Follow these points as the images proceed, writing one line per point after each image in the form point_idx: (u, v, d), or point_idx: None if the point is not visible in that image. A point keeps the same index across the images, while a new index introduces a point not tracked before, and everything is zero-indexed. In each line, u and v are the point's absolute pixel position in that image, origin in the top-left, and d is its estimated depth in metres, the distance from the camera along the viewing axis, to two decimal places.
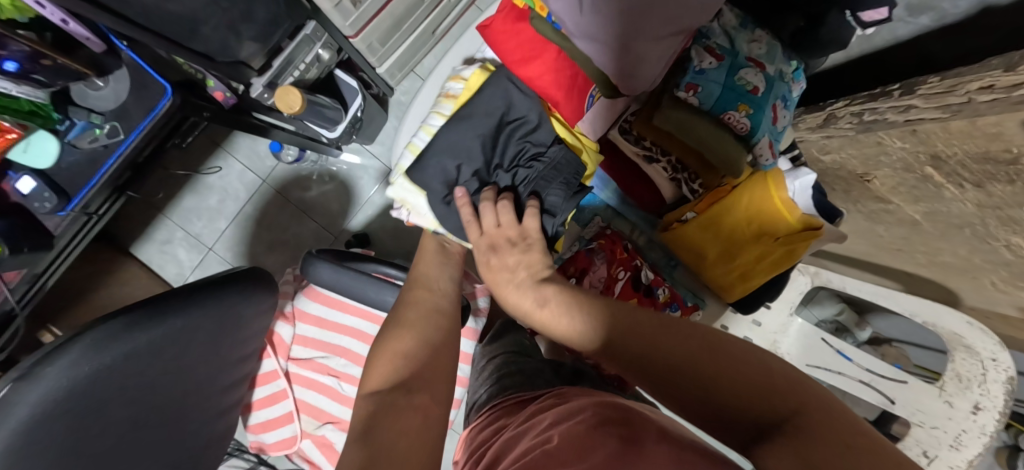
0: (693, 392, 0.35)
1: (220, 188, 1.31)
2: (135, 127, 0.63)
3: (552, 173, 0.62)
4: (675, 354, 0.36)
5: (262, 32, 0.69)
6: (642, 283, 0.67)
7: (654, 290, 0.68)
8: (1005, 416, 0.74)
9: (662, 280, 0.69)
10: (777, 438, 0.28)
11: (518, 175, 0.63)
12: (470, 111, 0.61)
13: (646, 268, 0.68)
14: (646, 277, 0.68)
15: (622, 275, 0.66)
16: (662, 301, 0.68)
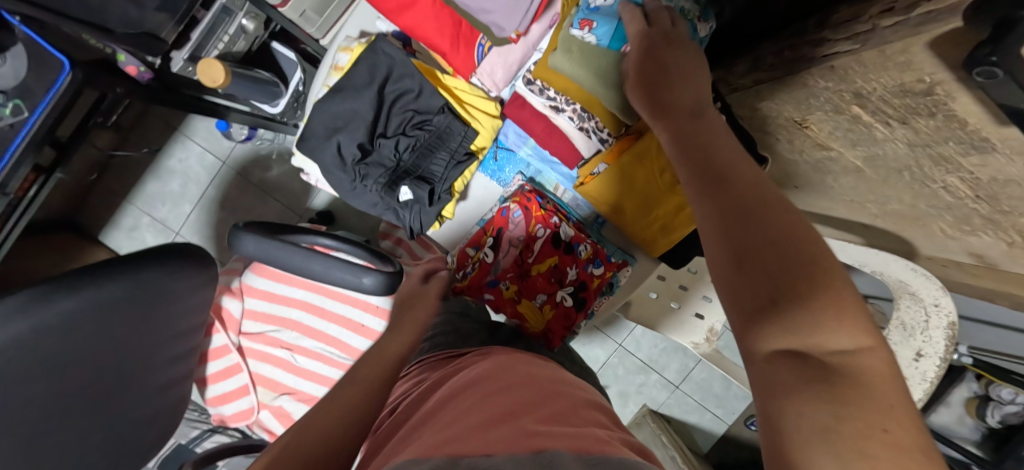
0: (777, 254, 0.24)
1: (181, 171, 1.31)
2: (40, 104, 0.61)
3: (436, 141, 0.64)
4: (788, 224, 0.26)
5: (167, 1, 0.67)
6: (561, 240, 0.67)
7: (575, 247, 0.68)
8: (947, 362, 0.74)
9: (584, 236, 0.68)
10: (827, 383, 0.21)
11: (401, 142, 0.64)
12: (360, 72, 0.61)
13: (566, 225, 0.68)
14: (566, 234, 0.68)
15: (541, 232, 0.68)
16: (584, 258, 0.68)
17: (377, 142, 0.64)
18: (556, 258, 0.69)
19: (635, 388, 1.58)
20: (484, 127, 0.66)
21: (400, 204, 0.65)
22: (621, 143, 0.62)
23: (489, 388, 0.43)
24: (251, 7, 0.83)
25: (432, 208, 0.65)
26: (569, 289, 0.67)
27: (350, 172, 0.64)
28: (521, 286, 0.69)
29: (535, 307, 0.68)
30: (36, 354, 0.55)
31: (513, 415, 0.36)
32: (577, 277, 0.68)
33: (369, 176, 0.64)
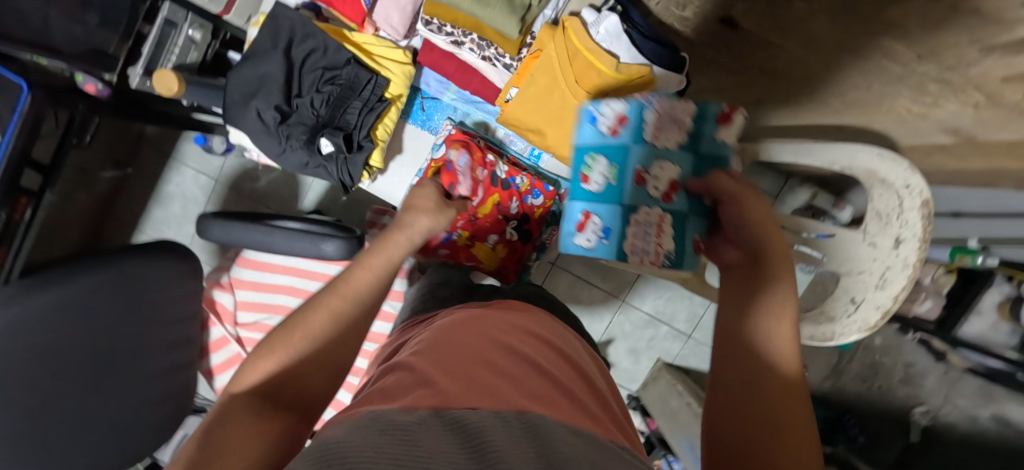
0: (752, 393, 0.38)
1: (179, 194, 1.40)
2: (9, 125, 0.68)
3: (347, 91, 0.67)
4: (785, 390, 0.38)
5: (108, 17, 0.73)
6: (498, 178, 0.76)
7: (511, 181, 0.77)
8: (927, 243, 0.69)
9: (518, 171, 0.78)
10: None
11: (317, 99, 0.68)
12: (266, 38, 0.65)
13: (500, 162, 0.76)
14: (502, 172, 0.76)
15: (482, 173, 0.74)
16: (522, 191, 0.78)
17: (294, 103, 0.68)
18: (497, 197, 0.77)
19: (646, 343, 1.56)
20: (396, 73, 0.70)
21: (324, 156, 0.68)
22: (526, 65, 0.69)
23: (472, 342, 0.47)
24: (194, 19, 0.88)
25: (355, 155, 0.68)
26: (514, 224, 0.79)
27: (274, 134, 0.68)
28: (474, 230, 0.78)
29: (489, 248, 0.79)
30: (26, 339, 0.61)
31: (488, 370, 0.41)
32: (519, 212, 0.80)
33: (292, 135, 0.67)
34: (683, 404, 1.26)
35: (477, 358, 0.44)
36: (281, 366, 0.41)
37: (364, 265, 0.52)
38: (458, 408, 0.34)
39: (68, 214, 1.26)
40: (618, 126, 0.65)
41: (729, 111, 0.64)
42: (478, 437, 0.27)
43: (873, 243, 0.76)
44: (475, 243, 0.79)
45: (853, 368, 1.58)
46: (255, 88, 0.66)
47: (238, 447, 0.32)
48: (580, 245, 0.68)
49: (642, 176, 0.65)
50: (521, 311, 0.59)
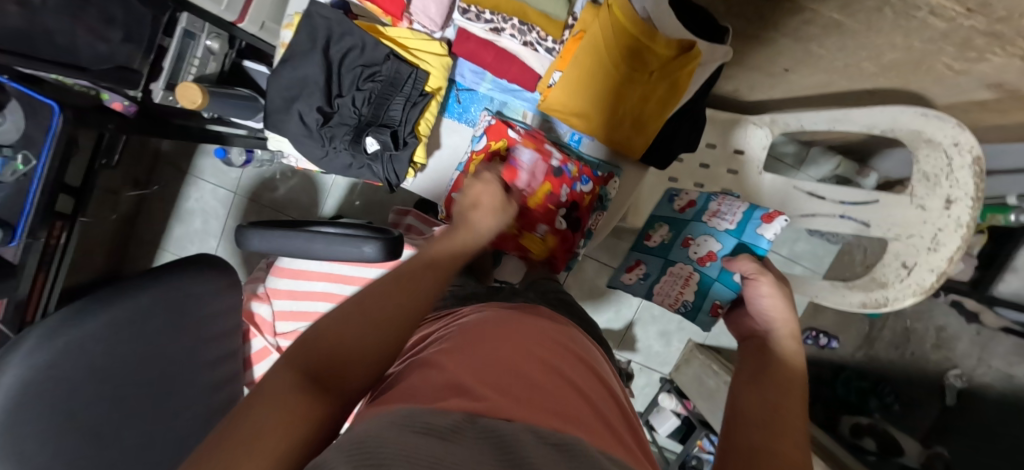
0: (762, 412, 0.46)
1: (200, 209, 1.39)
2: (43, 150, 0.68)
3: (389, 87, 0.66)
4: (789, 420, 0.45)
5: (130, 33, 0.72)
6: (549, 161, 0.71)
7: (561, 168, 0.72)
8: (979, 201, 0.69)
9: (566, 156, 0.74)
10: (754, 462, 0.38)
11: (358, 98, 0.67)
12: (303, 38, 0.64)
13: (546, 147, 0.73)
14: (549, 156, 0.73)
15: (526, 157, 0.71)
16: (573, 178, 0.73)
17: (336, 103, 0.67)
18: (548, 184, 0.72)
19: (676, 325, 1.55)
20: (435, 67, 0.68)
21: (369, 155, 0.69)
22: (568, 47, 0.66)
23: (503, 347, 0.49)
24: (211, 28, 0.87)
25: (401, 153, 0.69)
26: (565, 210, 0.74)
27: (319, 136, 0.67)
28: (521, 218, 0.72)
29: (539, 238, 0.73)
30: (85, 361, 0.61)
31: (516, 381, 0.42)
32: (568, 198, 0.74)
33: (336, 137, 0.68)
34: (720, 383, 1.24)
35: (506, 366, 0.45)
36: (375, 296, 0.44)
37: (443, 244, 0.55)
38: (490, 417, 0.35)
39: (94, 236, 1.26)
40: (687, 208, 0.97)
41: (774, 215, 0.83)
42: (515, 453, 0.29)
43: (921, 206, 0.75)
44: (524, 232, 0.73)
45: (885, 336, 1.60)
46: (297, 91, 0.65)
47: (339, 365, 0.37)
48: (625, 280, 1.05)
49: (688, 241, 0.94)
50: (549, 321, 0.60)
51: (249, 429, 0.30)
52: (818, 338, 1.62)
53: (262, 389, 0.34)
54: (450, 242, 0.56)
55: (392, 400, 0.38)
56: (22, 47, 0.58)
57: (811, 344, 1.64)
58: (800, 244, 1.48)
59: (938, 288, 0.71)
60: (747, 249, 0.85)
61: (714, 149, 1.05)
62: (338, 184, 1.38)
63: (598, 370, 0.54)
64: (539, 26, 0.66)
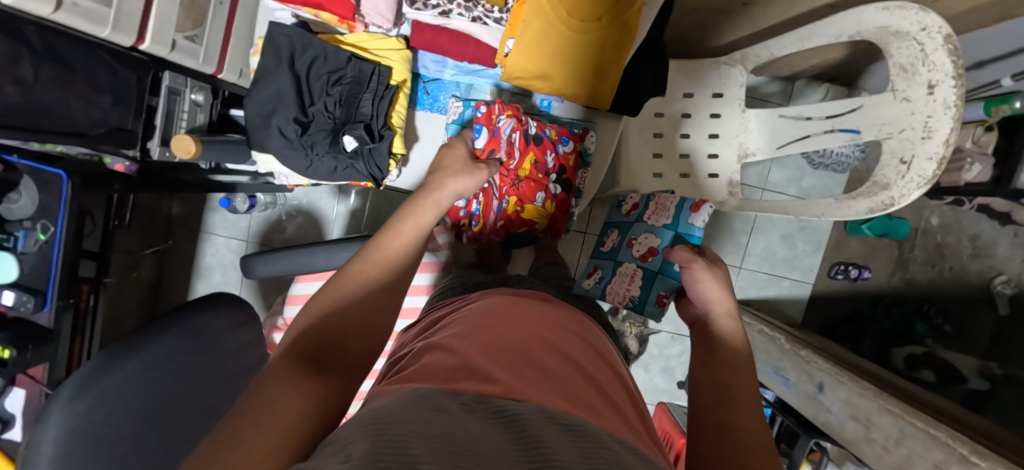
0: (723, 393, 0.50)
1: (217, 263, 1.45)
2: (57, 217, 0.72)
3: (357, 86, 0.70)
4: (748, 390, 0.50)
5: (119, 97, 0.77)
6: (532, 135, 0.78)
7: (541, 135, 0.79)
8: (961, 78, 0.67)
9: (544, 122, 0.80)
10: (727, 447, 0.42)
11: (330, 101, 0.71)
12: (270, 57, 0.68)
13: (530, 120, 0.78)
14: (532, 128, 0.78)
15: (516, 135, 0.77)
16: (553, 141, 0.80)
17: (310, 111, 0.71)
18: (533, 153, 0.79)
19: None
20: (396, 61, 0.73)
21: (350, 153, 0.73)
22: (515, 13, 0.66)
23: (516, 334, 0.47)
24: (193, 82, 0.92)
25: (378, 145, 0.74)
26: (555, 177, 0.81)
27: (300, 146, 0.71)
28: (519, 195, 0.80)
29: (539, 206, 0.82)
30: (118, 403, 0.64)
31: (527, 363, 0.41)
32: (557, 163, 0.81)
33: (317, 143, 0.72)
34: (755, 335, 1.31)
35: (517, 349, 0.44)
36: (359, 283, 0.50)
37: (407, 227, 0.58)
38: (505, 397, 0.34)
39: (123, 303, 1.32)
40: (632, 211, 0.99)
41: (701, 203, 0.88)
42: (530, 434, 0.27)
43: (907, 99, 0.74)
44: (525, 205, 0.81)
45: (918, 255, 1.52)
46: (272, 107, 0.69)
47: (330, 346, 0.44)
48: (584, 285, 0.90)
49: (633, 240, 0.93)
50: (540, 302, 0.62)
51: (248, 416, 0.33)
52: (847, 272, 1.55)
53: (263, 382, 0.38)
54: (417, 221, 0.59)
55: (407, 380, 0.38)
56: (23, 120, 0.64)
57: (841, 279, 1.57)
58: (806, 178, 1.46)
59: (942, 175, 0.69)
60: (684, 240, 0.87)
61: (692, 97, 1.05)
62: (341, 214, 1.42)
63: (600, 350, 0.55)
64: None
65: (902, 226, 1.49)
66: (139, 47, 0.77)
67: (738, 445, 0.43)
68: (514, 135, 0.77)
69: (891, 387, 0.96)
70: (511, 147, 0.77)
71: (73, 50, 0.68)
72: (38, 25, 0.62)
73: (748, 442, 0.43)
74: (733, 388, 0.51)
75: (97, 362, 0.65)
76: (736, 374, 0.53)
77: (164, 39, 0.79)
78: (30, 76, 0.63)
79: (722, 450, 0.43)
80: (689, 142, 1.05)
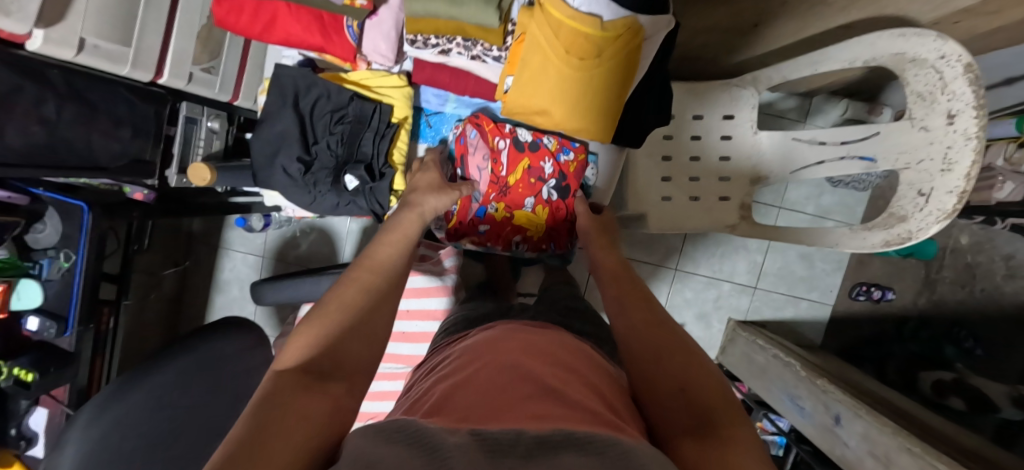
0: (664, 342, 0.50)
1: (234, 278, 1.49)
2: (78, 246, 0.76)
3: (358, 125, 0.73)
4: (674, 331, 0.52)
5: (138, 129, 0.80)
6: (524, 142, 0.86)
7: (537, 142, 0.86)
8: (983, 109, 0.64)
9: (544, 132, 0.88)
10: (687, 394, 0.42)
11: (332, 141, 0.74)
12: (274, 96, 0.71)
13: (525, 129, 0.86)
14: (527, 136, 0.86)
15: (502, 142, 0.85)
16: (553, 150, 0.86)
17: (313, 150, 0.73)
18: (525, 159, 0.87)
19: (712, 305, 1.52)
20: (398, 98, 0.76)
21: (350, 190, 0.75)
22: (513, 50, 0.66)
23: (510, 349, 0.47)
24: (208, 109, 0.95)
25: (378, 184, 0.76)
26: (552, 182, 0.87)
27: (303, 180, 0.73)
28: (508, 200, 0.88)
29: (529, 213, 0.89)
30: (128, 428, 0.66)
31: (511, 385, 0.38)
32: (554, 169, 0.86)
33: (319, 181, 0.73)
34: (770, 358, 1.25)
35: (501, 361, 0.43)
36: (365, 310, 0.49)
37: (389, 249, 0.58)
38: (491, 416, 0.31)
39: (145, 318, 1.37)
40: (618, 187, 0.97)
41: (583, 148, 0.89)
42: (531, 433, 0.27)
43: (925, 128, 0.71)
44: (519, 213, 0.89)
45: (947, 275, 1.45)
46: (276, 146, 0.71)
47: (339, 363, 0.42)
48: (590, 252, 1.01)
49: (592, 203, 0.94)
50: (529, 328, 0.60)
51: (258, 440, 0.29)
52: (870, 293, 1.47)
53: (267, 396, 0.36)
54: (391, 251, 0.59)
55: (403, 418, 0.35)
56: (46, 157, 0.67)
57: (863, 300, 1.50)
58: (827, 196, 1.41)
59: (963, 209, 0.66)
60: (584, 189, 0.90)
61: (703, 119, 1.02)
62: (353, 231, 1.45)
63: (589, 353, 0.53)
64: (482, 38, 0.66)
65: (929, 245, 1.41)
66: (157, 81, 0.81)
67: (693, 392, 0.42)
68: (500, 143, 0.85)
69: (911, 422, 0.92)
70: (490, 153, 0.86)
71: (94, 88, 0.71)
72: (59, 68, 0.65)
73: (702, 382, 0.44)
74: (668, 331, 0.52)
75: (112, 388, 0.67)
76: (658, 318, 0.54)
77: (181, 72, 0.83)
78: (53, 115, 0.66)
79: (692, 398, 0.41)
80: (699, 165, 1.03)
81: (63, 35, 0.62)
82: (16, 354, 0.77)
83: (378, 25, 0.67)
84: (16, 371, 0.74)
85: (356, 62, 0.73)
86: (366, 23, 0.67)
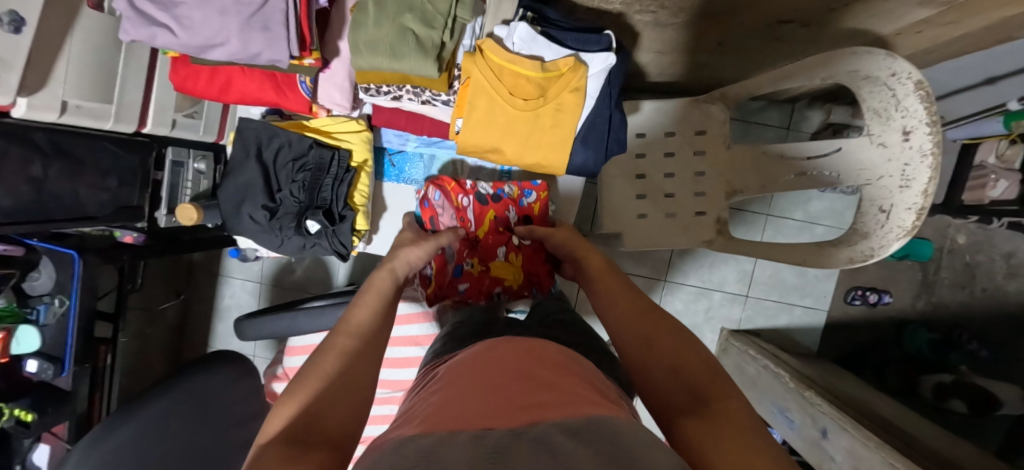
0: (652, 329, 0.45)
1: (234, 305, 1.54)
2: (71, 292, 0.80)
3: (318, 172, 0.77)
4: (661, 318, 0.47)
5: (124, 176, 0.85)
6: (486, 195, 0.90)
7: (497, 195, 0.92)
8: (936, 125, 0.63)
9: (500, 184, 0.93)
10: (690, 395, 0.37)
11: (294, 187, 0.78)
12: (240, 147, 0.77)
13: (482, 184, 0.91)
14: (485, 190, 0.91)
15: (465, 199, 0.88)
16: (513, 197, 0.92)
17: (278, 197, 0.78)
18: (489, 212, 0.90)
19: (704, 315, 1.51)
20: (357, 143, 0.81)
21: (313, 233, 0.79)
22: (461, 94, 0.67)
23: (500, 346, 0.43)
24: (194, 152, 1.00)
25: (340, 226, 0.79)
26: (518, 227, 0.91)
27: (272, 224, 0.78)
28: (481, 253, 0.88)
29: (505, 261, 0.88)
30: None
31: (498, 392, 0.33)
32: (517, 214, 0.92)
33: (284, 225, 0.78)
34: (760, 369, 1.24)
35: (487, 358, 0.39)
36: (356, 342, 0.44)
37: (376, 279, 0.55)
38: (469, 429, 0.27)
39: (149, 350, 1.42)
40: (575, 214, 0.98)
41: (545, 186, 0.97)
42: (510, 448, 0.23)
43: (883, 144, 0.71)
44: (493, 264, 0.88)
45: (946, 276, 1.42)
46: (241, 197, 0.77)
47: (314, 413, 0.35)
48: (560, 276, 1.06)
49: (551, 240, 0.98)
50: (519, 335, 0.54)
51: None
52: (865, 297, 1.45)
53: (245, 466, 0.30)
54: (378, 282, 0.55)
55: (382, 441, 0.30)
56: (36, 214, 0.71)
57: (859, 305, 1.47)
58: (815, 202, 1.39)
59: (921, 226, 0.66)
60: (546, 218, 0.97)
61: (674, 136, 1.03)
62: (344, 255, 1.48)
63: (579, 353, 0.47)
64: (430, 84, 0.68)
65: (924, 247, 1.37)
66: (142, 130, 0.87)
67: (686, 390, 0.38)
68: (461, 199, 0.88)
69: (894, 435, 0.90)
70: (455, 208, 0.87)
71: (78, 144, 0.75)
72: (43, 130, 0.70)
73: (700, 373, 0.39)
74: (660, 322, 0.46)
75: (101, 429, 0.71)
76: (642, 303, 0.50)
77: (164, 119, 0.89)
78: (40, 174, 0.70)
79: (694, 400, 0.36)
80: (673, 181, 1.03)
81: (46, 101, 0.66)
82: (15, 396, 0.80)
83: (331, 77, 0.71)
84: (16, 412, 0.79)
85: (314, 110, 0.78)
86: (319, 77, 0.72)
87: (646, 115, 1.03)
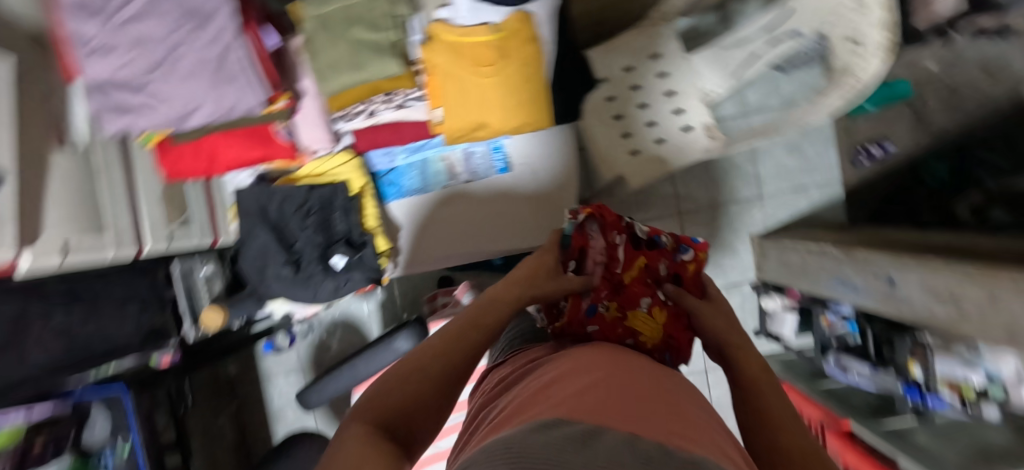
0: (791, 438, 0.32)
1: (286, 402, 1.52)
2: (130, 427, 0.80)
3: (327, 211, 0.93)
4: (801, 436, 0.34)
5: (143, 302, 0.86)
6: (643, 238, 0.58)
7: (656, 239, 0.59)
8: None
9: (660, 229, 0.60)
10: None
11: (307, 237, 0.92)
12: (247, 222, 0.91)
13: (639, 224, 0.60)
14: (642, 233, 0.59)
15: (620, 238, 0.57)
16: (670, 249, 0.59)
17: (296, 249, 0.91)
18: (643, 258, 0.57)
19: (728, 230, 1.52)
20: (349, 172, 0.93)
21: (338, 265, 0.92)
22: (430, 85, 0.79)
23: (590, 359, 0.34)
24: (200, 256, 0.98)
25: (363, 251, 0.93)
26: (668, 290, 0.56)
27: (290, 267, 0.90)
28: (622, 304, 0.51)
29: (646, 316, 0.51)
30: None
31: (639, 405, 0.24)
32: (670, 271, 0.57)
33: (311, 270, 0.91)
34: (804, 254, 1.23)
35: (574, 370, 0.31)
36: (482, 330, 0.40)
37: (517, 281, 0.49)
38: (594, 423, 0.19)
39: None
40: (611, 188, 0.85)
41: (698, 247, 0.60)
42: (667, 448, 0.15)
43: None
44: (629, 314, 0.50)
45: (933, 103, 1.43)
46: (263, 262, 0.89)
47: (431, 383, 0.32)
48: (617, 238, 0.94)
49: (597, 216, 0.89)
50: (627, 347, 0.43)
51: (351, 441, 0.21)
52: (869, 152, 1.46)
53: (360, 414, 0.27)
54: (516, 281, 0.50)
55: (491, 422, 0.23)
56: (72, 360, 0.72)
57: (866, 162, 1.48)
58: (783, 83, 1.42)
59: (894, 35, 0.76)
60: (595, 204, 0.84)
61: (634, 69, 1.02)
62: (373, 311, 1.48)
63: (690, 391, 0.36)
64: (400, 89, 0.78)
65: (902, 85, 1.38)
66: (143, 252, 0.84)
67: None
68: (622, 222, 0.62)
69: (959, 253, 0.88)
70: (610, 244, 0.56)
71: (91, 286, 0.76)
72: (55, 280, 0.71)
73: None
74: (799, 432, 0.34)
75: None
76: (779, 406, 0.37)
77: (161, 234, 0.87)
78: (64, 323, 0.71)
79: None
80: (648, 111, 1.04)
81: (45, 245, 0.64)
82: None
83: (306, 115, 0.83)
84: None
85: (302, 157, 0.89)
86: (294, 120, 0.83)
87: (602, 59, 1.00)
